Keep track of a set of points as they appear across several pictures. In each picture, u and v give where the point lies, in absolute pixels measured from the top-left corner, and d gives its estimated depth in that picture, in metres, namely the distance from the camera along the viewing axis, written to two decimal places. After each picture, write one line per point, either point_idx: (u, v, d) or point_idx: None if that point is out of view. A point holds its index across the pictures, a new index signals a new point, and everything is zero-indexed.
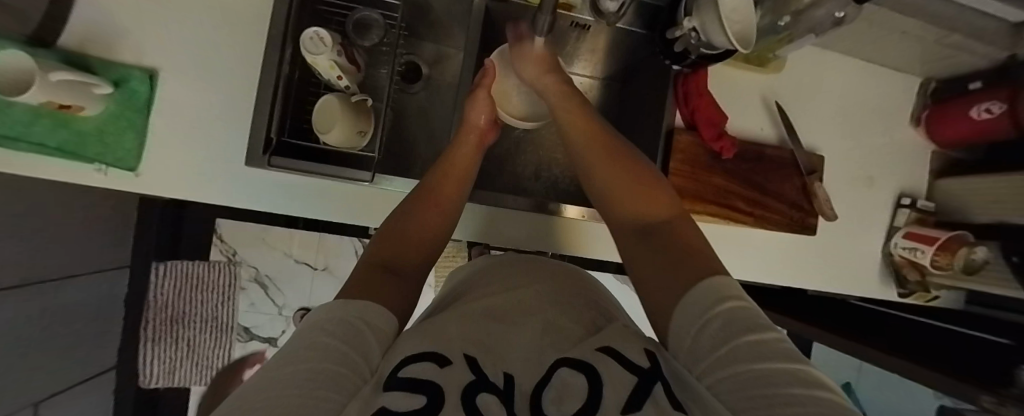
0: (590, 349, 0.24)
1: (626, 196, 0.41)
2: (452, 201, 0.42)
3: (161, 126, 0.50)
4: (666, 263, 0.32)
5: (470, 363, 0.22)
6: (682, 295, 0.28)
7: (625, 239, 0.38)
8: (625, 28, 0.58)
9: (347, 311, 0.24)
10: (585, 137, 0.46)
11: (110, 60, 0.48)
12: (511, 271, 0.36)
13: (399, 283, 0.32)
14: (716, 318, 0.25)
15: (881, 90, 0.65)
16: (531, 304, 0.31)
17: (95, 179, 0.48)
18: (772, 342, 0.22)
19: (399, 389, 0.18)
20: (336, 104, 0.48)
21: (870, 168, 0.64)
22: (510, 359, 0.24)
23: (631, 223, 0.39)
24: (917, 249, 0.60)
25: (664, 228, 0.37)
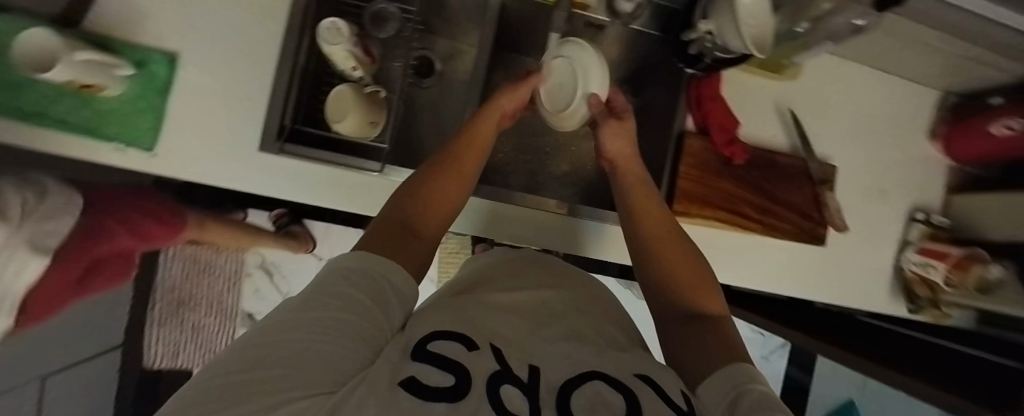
0: (624, 370, 0.24)
1: (673, 262, 0.41)
2: (471, 172, 0.41)
3: (177, 108, 0.50)
4: (703, 340, 0.33)
5: (494, 351, 0.22)
6: (714, 371, 0.30)
7: (662, 308, 0.39)
8: (639, 30, 0.59)
9: (372, 267, 0.25)
10: (632, 185, 0.47)
11: (131, 42, 0.49)
12: (538, 272, 0.36)
13: (418, 246, 0.31)
14: (752, 392, 0.26)
15: (899, 102, 0.64)
16: (558, 309, 0.30)
17: (109, 158, 0.49)
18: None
19: (427, 363, 0.19)
20: (349, 94, 0.49)
21: (884, 180, 0.63)
22: (534, 350, 0.24)
23: (670, 307, 0.39)
24: (929, 265, 0.60)
25: (703, 315, 0.37)
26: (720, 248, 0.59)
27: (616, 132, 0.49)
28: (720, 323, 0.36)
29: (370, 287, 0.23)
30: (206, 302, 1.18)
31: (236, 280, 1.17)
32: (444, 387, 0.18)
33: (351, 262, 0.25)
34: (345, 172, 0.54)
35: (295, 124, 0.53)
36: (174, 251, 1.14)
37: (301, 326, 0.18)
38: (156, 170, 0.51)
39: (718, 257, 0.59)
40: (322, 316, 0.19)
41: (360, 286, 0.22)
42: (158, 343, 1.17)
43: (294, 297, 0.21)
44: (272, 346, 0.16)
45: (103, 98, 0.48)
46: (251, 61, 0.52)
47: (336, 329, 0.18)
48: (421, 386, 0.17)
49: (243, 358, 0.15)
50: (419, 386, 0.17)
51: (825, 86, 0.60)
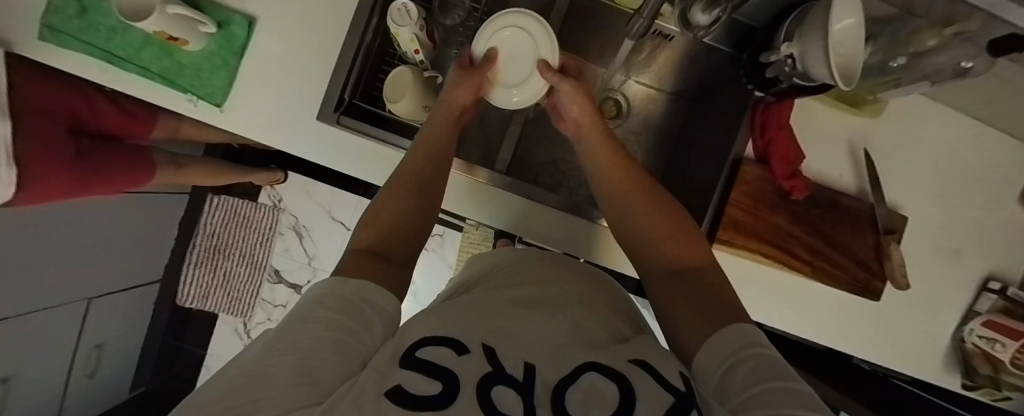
0: (621, 358, 0.23)
1: (659, 235, 0.38)
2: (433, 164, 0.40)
3: (248, 69, 0.53)
4: (695, 306, 0.31)
5: (488, 354, 0.21)
6: (707, 338, 0.27)
7: (656, 282, 0.36)
8: (711, 45, 0.55)
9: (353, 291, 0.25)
10: (602, 152, 0.44)
11: (218, 2, 0.52)
12: (540, 265, 0.35)
13: (389, 269, 0.30)
14: (747, 360, 0.24)
15: (990, 158, 0.58)
16: (557, 299, 0.29)
17: (186, 108, 0.53)
18: (800, 390, 0.21)
19: (415, 371, 0.18)
20: (410, 77, 0.49)
21: (958, 240, 0.58)
22: (531, 345, 0.23)
23: (665, 274, 0.36)
24: (996, 341, 0.53)
25: (699, 275, 0.34)
26: (759, 282, 0.55)
27: (574, 96, 0.46)
28: (713, 279, 0.33)
29: (345, 308, 0.23)
30: (239, 252, 1.24)
31: (269, 236, 1.23)
32: (432, 394, 0.17)
33: (326, 291, 0.24)
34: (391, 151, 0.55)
35: (352, 99, 0.54)
36: (219, 199, 1.21)
37: (282, 354, 0.18)
38: (223, 125, 0.54)
39: (755, 292, 0.56)
40: (302, 341, 0.19)
41: (336, 307, 0.22)
42: (190, 284, 1.25)
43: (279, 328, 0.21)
44: (253, 378, 0.16)
45: (185, 52, 0.51)
46: (314, 29, 0.53)
47: (315, 351, 0.18)
48: (410, 395, 0.17)
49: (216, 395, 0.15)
50: (406, 392, 0.17)
51: (906, 129, 0.55)
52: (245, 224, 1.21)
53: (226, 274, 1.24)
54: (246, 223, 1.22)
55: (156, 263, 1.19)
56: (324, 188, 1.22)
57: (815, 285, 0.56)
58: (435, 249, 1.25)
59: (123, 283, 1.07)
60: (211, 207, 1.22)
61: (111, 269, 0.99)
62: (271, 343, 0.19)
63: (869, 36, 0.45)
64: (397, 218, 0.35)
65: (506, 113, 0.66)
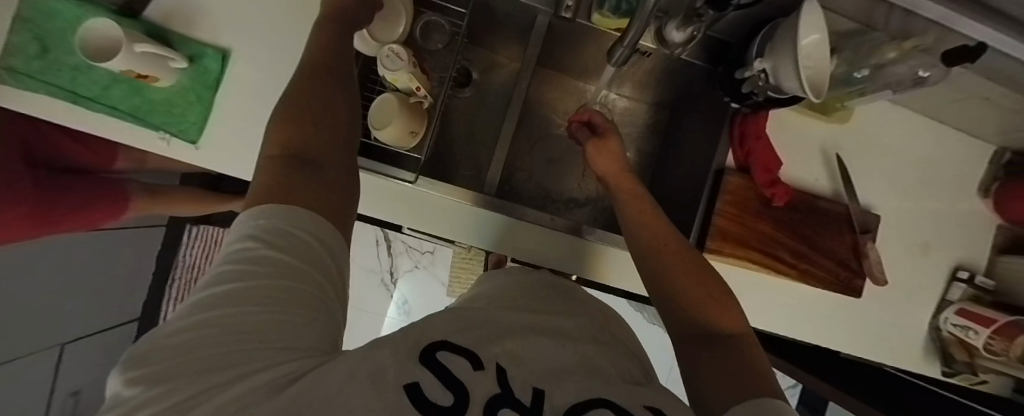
0: (636, 401, 0.23)
1: (694, 301, 0.41)
2: (324, 75, 0.36)
3: (223, 103, 0.51)
4: (723, 373, 0.33)
5: (500, 373, 0.21)
6: (733, 404, 0.29)
7: (685, 347, 0.38)
8: (687, 60, 0.57)
9: (272, 213, 0.24)
10: (635, 208, 0.49)
11: (187, 35, 0.50)
12: (555, 296, 0.34)
13: (314, 172, 0.29)
14: None
15: (950, 154, 0.61)
16: (570, 332, 0.29)
17: (158, 146, 0.51)
18: None
19: (434, 374, 0.19)
20: (395, 104, 0.49)
21: (928, 234, 0.61)
22: (538, 373, 0.22)
23: (692, 336, 0.39)
24: (970, 329, 0.56)
25: (728, 347, 0.36)
26: (750, 288, 0.57)
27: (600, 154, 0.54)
28: (742, 351, 0.36)
29: (290, 244, 0.22)
30: None
31: None
32: (443, 405, 0.17)
33: (256, 220, 0.23)
34: (381, 179, 0.55)
35: None
36: (199, 228, 1.17)
37: (251, 301, 0.18)
38: (197, 161, 0.52)
39: (744, 298, 0.57)
40: (263, 293, 0.18)
41: (291, 250, 0.21)
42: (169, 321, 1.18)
43: (228, 265, 0.20)
44: (228, 328, 0.17)
45: (156, 88, 0.50)
46: (290, 58, 0.52)
47: (288, 303, 0.19)
48: (424, 397, 0.17)
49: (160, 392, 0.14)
50: (422, 393, 0.17)
51: (873, 132, 0.58)
52: None
53: None
54: None
55: (133, 302, 1.13)
56: None
57: (801, 287, 0.58)
58: (428, 267, 1.23)
59: (98, 326, 1.01)
60: (191, 237, 1.18)
61: (84, 313, 0.93)
62: (228, 282, 0.19)
63: (834, 49, 0.48)
64: (304, 127, 0.32)
65: (492, 134, 0.67)
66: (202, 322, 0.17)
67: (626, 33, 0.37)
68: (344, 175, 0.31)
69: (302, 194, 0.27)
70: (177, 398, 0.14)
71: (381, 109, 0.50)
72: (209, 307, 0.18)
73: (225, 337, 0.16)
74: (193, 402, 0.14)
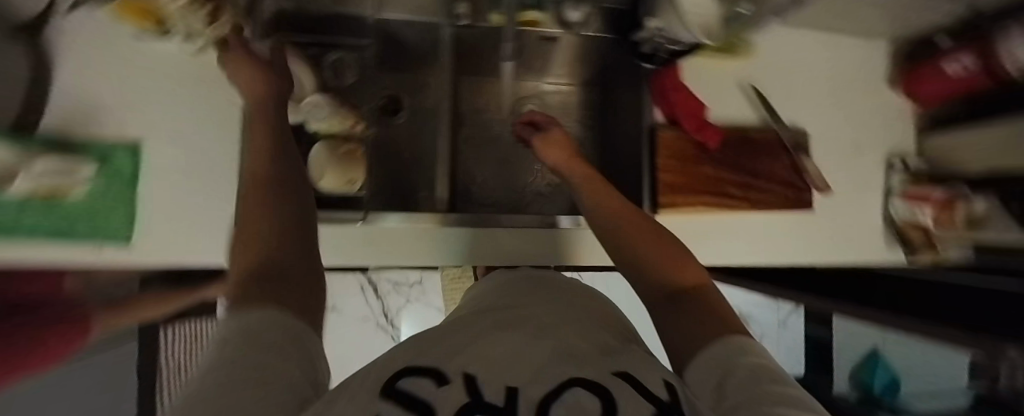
0: (605, 372, 0.22)
1: (659, 265, 0.40)
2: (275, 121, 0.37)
3: (149, 195, 0.50)
4: (694, 319, 0.33)
5: (467, 382, 0.19)
6: (704, 348, 0.29)
7: (660, 306, 0.37)
8: (596, 36, 0.59)
9: (249, 293, 0.19)
10: (591, 186, 0.51)
11: (93, 139, 0.48)
12: (523, 286, 0.36)
13: (275, 206, 0.27)
14: (743, 370, 0.25)
15: (854, 60, 0.66)
16: (535, 317, 0.29)
17: (92, 257, 0.49)
18: (805, 399, 0.22)
19: (397, 405, 0.16)
20: (323, 154, 0.50)
21: (856, 135, 0.65)
22: (506, 370, 0.21)
23: (659, 297, 0.38)
24: (916, 211, 0.63)
25: (693, 297, 0.36)
26: (711, 229, 0.59)
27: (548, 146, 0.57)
28: (705, 300, 0.36)
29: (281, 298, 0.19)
30: None
31: None
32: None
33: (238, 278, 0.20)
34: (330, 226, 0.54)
35: None
36: None
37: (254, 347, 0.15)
38: (139, 260, 0.51)
39: (711, 242, 0.59)
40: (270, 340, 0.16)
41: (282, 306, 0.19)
42: None
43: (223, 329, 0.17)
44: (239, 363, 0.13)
45: (66, 200, 0.46)
46: (208, 133, 0.51)
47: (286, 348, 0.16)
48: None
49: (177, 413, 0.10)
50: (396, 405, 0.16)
51: (778, 57, 0.62)
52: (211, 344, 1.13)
53: None
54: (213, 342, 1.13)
55: None
56: None
57: (758, 215, 0.60)
58: (419, 297, 1.22)
59: None
60: (167, 338, 1.12)
61: None
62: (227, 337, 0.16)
63: None
64: (264, 168, 0.30)
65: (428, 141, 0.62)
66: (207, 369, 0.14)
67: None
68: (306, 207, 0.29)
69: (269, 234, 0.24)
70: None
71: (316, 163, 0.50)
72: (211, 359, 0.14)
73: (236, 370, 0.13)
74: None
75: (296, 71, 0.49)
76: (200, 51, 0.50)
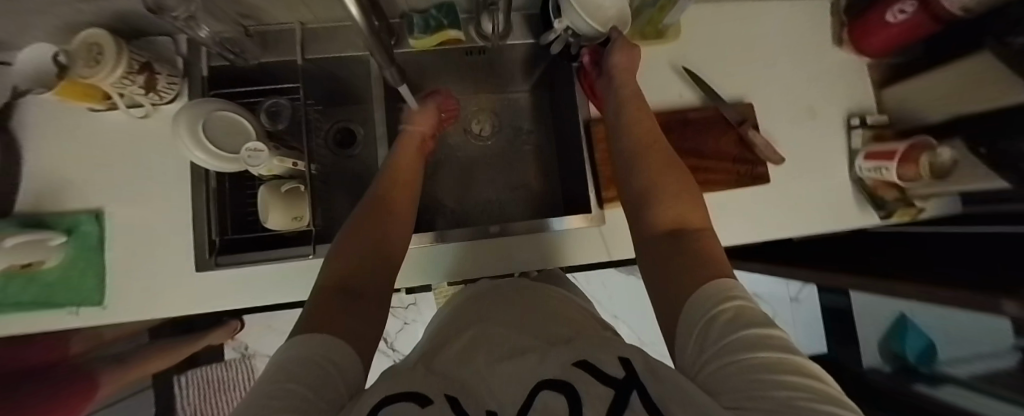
0: (567, 364, 0.23)
1: (667, 200, 0.41)
2: (402, 215, 0.48)
3: (115, 256, 0.53)
4: (686, 262, 0.34)
5: (450, 401, 0.22)
6: (688, 298, 0.30)
7: (648, 254, 0.39)
8: (518, 43, 0.60)
9: (331, 299, 0.34)
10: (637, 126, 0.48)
11: (60, 211, 0.52)
12: (487, 309, 0.41)
13: (363, 303, 0.36)
14: (726, 312, 0.25)
15: (794, 23, 0.64)
16: (505, 342, 0.32)
17: (70, 320, 0.52)
18: (775, 334, 0.23)
19: None
20: (266, 196, 0.52)
21: (807, 99, 0.63)
22: (492, 395, 0.24)
23: (658, 232, 0.40)
24: (882, 168, 0.57)
25: (694, 237, 0.37)
26: None
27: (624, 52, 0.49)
28: (703, 239, 0.37)
29: (325, 353, 0.27)
30: None
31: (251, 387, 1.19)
32: None
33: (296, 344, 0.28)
34: (280, 264, 0.55)
35: (224, 235, 0.54)
36: (187, 374, 1.17)
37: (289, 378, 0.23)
38: (113, 318, 0.54)
39: None
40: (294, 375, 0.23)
41: (321, 353, 0.27)
42: None
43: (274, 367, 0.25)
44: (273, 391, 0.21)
45: (47, 270, 0.51)
46: (162, 190, 0.54)
47: (311, 376, 0.24)
48: None
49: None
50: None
51: (710, 33, 0.61)
52: (223, 387, 1.18)
53: None
54: (225, 385, 1.18)
55: None
56: (285, 314, 1.20)
57: (712, 196, 0.59)
58: (415, 318, 1.23)
59: None
60: (182, 386, 1.18)
61: None
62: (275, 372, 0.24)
63: None
64: (367, 250, 0.41)
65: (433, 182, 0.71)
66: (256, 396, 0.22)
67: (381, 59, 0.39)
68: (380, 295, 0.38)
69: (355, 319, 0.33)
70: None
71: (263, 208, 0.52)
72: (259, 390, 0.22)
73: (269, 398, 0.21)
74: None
75: (234, 119, 0.51)
76: (145, 117, 0.54)
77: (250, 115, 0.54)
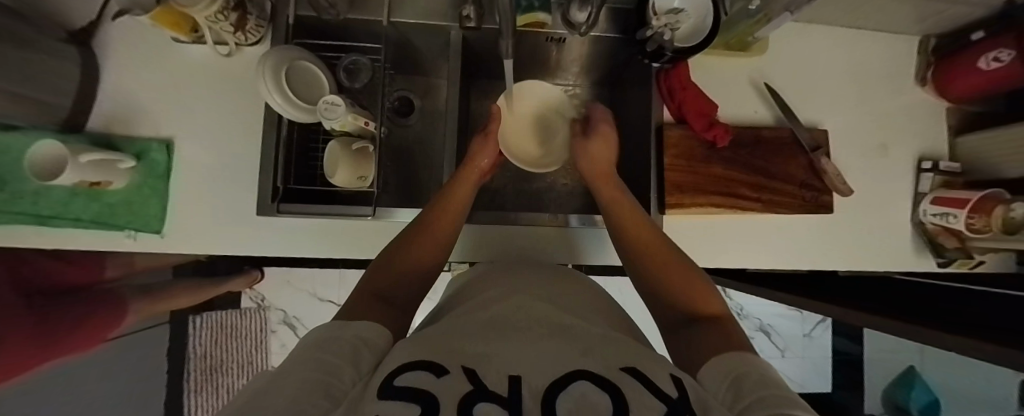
0: (611, 367, 0.23)
1: (677, 280, 0.42)
2: (449, 231, 0.46)
3: (179, 188, 0.54)
4: (706, 339, 0.33)
5: (468, 374, 0.20)
6: (705, 362, 0.29)
7: (671, 327, 0.39)
8: (601, 35, 0.59)
9: (365, 300, 0.34)
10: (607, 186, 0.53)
11: (133, 136, 0.53)
12: (525, 281, 0.40)
13: (391, 310, 0.34)
14: (749, 377, 0.25)
15: (878, 56, 0.63)
16: (545, 313, 0.32)
17: (126, 244, 0.53)
18: (796, 398, 0.22)
19: (394, 402, 0.18)
20: (336, 151, 0.51)
21: (880, 135, 0.62)
22: (516, 363, 0.22)
23: (680, 319, 0.39)
24: (948, 214, 0.56)
25: (710, 322, 0.36)
26: (722, 233, 0.58)
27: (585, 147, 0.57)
28: (722, 322, 0.35)
29: (346, 332, 0.27)
30: (236, 363, 1.26)
31: (262, 337, 1.24)
32: None
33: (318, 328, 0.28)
34: (339, 219, 0.55)
35: (287, 184, 0.54)
36: (203, 316, 1.23)
37: (311, 355, 0.23)
38: (169, 248, 0.54)
39: (721, 244, 0.59)
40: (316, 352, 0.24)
41: (343, 333, 0.27)
42: (196, 411, 1.25)
43: (306, 343, 0.26)
44: (292, 368, 0.22)
45: (110, 191, 0.51)
46: (233, 131, 0.55)
47: (330, 351, 0.24)
48: None
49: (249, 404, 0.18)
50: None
51: (790, 54, 0.61)
52: (234, 334, 1.23)
53: (229, 390, 1.25)
54: (238, 332, 1.24)
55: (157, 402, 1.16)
56: (303, 272, 1.23)
57: (770, 217, 0.59)
58: (429, 294, 1.24)
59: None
60: (197, 327, 1.23)
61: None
62: (304, 349, 0.25)
63: None
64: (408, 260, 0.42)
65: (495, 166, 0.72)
66: (279, 372, 0.22)
67: (504, 28, 0.39)
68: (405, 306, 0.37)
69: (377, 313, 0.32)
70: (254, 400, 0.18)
71: (331, 166, 0.52)
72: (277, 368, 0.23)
73: (290, 372, 0.21)
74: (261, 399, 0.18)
75: (313, 72, 0.52)
76: (228, 55, 0.55)
77: (328, 71, 0.54)
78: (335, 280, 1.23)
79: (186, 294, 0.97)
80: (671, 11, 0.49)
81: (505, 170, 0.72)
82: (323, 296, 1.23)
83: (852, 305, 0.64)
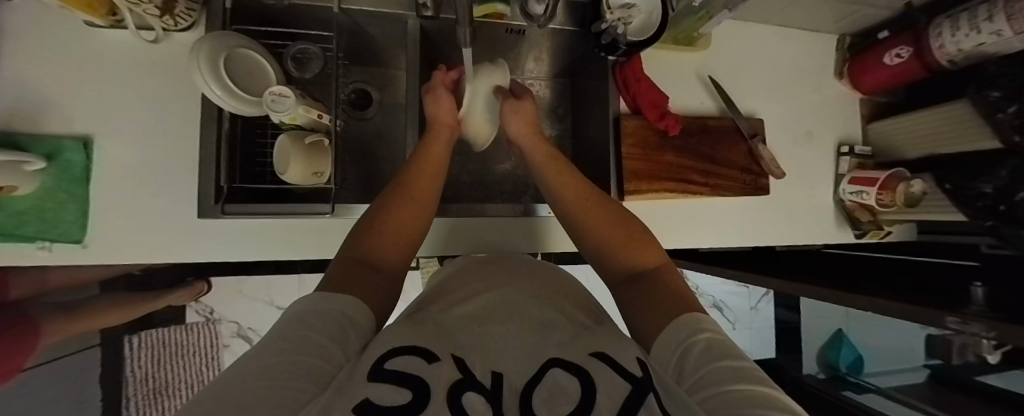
0: (582, 354, 0.25)
1: (618, 248, 0.43)
2: (426, 195, 0.44)
3: (104, 192, 0.48)
4: (656, 301, 0.36)
5: (458, 364, 0.22)
6: (667, 326, 0.32)
7: (619, 286, 0.42)
8: (559, 29, 0.60)
9: (351, 269, 0.34)
10: (557, 172, 0.50)
11: (39, 134, 0.46)
12: (494, 269, 0.40)
13: (377, 276, 0.35)
14: (696, 345, 0.28)
15: (805, 52, 0.70)
16: (518, 302, 0.33)
17: (40, 257, 0.47)
18: (740, 363, 0.25)
19: (385, 384, 0.18)
20: (288, 144, 0.48)
21: (808, 123, 0.69)
22: (500, 362, 0.24)
23: (624, 276, 0.42)
24: (862, 192, 0.64)
25: (653, 277, 0.40)
26: (676, 215, 0.63)
27: (516, 117, 0.53)
28: (664, 278, 0.40)
29: (322, 320, 0.26)
30: (185, 383, 1.17)
31: (213, 353, 1.15)
32: (400, 404, 0.17)
33: (305, 301, 0.29)
34: (293, 219, 0.52)
35: (232, 184, 0.51)
36: (141, 336, 1.11)
37: (286, 341, 0.23)
38: (94, 259, 0.48)
39: (674, 227, 0.63)
40: (289, 338, 0.23)
41: (320, 320, 0.26)
42: None
43: (281, 326, 0.25)
44: (272, 347, 0.22)
45: (14, 198, 0.44)
46: (166, 126, 0.50)
47: (302, 340, 0.23)
48: (374, 404, 0.17)
49: (216, 391, 0.17)
50: (376, 405, 0.16)
51: (730, 48, 0.66)
52: (181, 351, 1.13)
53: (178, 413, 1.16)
54: (184, 348, 1.14)
55: None
56: (256, 280, 1.15)
57: (718, 199, 0.64)
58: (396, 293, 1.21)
59: None
60: (133, 348, 1.11)
61: None
62: (278, 329, 0.25)
63: None
64: (388, 222, 0.40)
65: (458, 159, 0.71)
66: (256, 351, 0.22)
67: (461, 16, 0.39)
68: (392, 270, 0.37)
69: (361, 285, 0.32)
70: (224, 385, 0.17)
71: (283, 162, 0.49)
72: (251, 351, 0.22)
73: (271, 353, 0.21)
74: (234, 383, 0.18)
75: (257, 60, 0.48)
76: (155, 41, 0.50)
77: (273, 60, 0.52)
78: (295, 286, 1.16)
79: (122, 309, 0.89)
80: (624, 5, 0.50)
81: (468, 163, 0.72)
82: (281, 304, 1.16)
83: (786, 276, 0.71)
